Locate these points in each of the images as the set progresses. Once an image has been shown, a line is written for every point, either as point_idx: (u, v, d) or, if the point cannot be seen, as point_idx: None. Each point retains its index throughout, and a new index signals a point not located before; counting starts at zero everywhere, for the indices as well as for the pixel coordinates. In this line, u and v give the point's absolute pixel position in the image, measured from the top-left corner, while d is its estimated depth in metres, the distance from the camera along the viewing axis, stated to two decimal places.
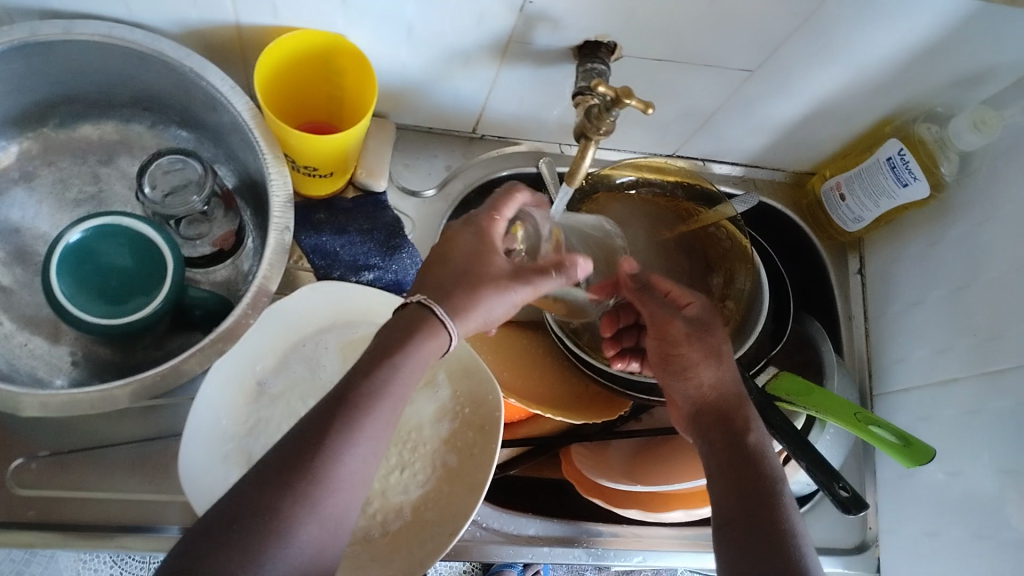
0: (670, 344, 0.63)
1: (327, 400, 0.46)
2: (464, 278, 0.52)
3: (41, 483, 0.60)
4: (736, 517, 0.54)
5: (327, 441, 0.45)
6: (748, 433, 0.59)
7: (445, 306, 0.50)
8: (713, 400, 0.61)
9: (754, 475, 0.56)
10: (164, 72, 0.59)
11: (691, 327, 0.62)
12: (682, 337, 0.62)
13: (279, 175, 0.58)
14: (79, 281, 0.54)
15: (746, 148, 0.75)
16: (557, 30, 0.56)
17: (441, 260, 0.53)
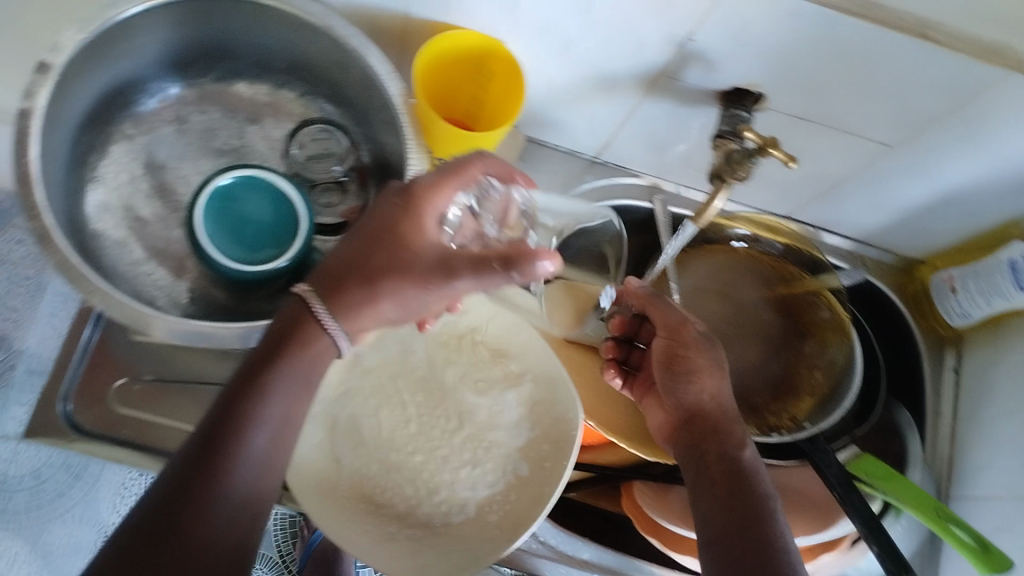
0: (680, 349, 0.65)
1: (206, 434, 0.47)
2: (365, 273, 0.51)
3: (138, 404, 0.63)
4: (728, 528, 0.55)
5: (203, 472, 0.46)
6: (741, 448, 0.61)
7: (314, 311, 0.51)
8: (711, 410, 0.63)
9: (745, 488, 0.57)
10: (327, 46, 0.61)
11: (701, 339, 0.66)
12: (693, 343, 0.65)
13: (419, 163, 0.61)
14: (219, 223, 0.58)
15: (862, 223, 0.75)
16: (709, 72, 0.57)
17: (363, 235, 0.52)
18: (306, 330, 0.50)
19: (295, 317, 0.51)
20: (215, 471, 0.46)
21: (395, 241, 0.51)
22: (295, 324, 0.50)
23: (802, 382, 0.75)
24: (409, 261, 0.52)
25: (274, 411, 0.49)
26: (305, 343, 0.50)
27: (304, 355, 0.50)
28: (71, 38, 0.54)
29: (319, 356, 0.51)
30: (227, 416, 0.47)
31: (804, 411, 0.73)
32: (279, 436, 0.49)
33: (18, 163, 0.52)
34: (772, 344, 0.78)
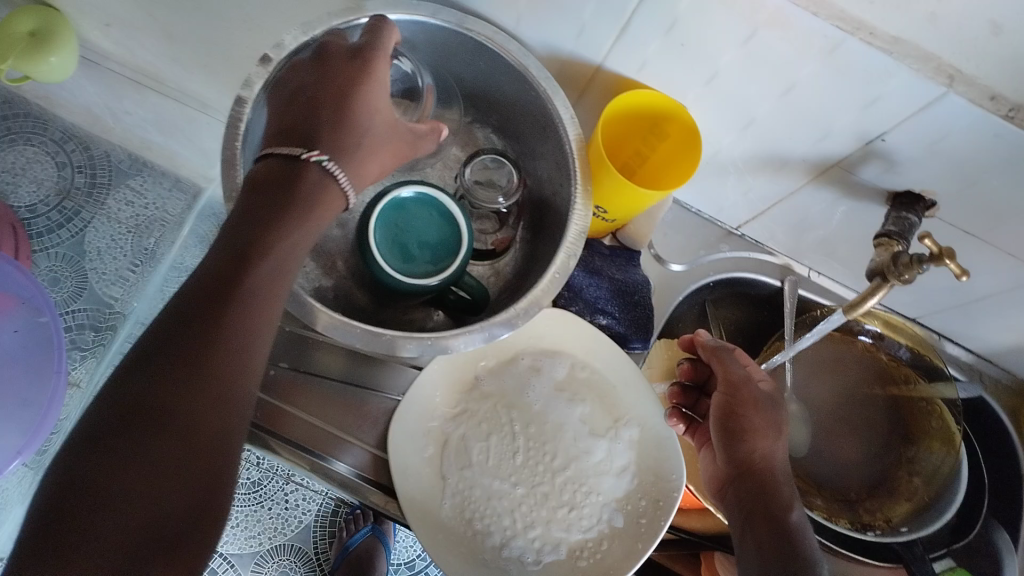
0: (737, 407, 0.64)
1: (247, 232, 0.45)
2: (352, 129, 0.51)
3: (272, 390, 0.66)
4: None
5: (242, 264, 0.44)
6: (788, 511, 0.61)
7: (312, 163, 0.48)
8: (761, 470, 0.62)
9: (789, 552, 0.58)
10: (515, 82, 0.64)
11: (762, 397, 0.64)
12: (753, 402, 0.64)
13: (584, 208, 0.62)
14: (388, 232, 0.60)
15: (990, 340, 0.75)
16: (887, 171, 0.58)
17: (313, 98, 0.51)
18: (297, 175, 0.47)
19: (284, 169, 0.48)
20: (199, 327, 0.42)
21: (352, 91, 0.51)
22: (287, 174, 0.47)
23: (899, 485, 0.75)
24: (352, 96, 0.51)
25: (270, 263, 0.45)
26: (308, 190, 0.47)
27: (320, 210, 0.47)
28: (295, 39, 0.58)
29: (326, 198, 0.48)
30: (224, 266, 0.44)
31: (900, 515, 0.74)
32: (267, 288, 0.45)
33: (228, 146, 0.55)
34: (875, 442, 0.77)
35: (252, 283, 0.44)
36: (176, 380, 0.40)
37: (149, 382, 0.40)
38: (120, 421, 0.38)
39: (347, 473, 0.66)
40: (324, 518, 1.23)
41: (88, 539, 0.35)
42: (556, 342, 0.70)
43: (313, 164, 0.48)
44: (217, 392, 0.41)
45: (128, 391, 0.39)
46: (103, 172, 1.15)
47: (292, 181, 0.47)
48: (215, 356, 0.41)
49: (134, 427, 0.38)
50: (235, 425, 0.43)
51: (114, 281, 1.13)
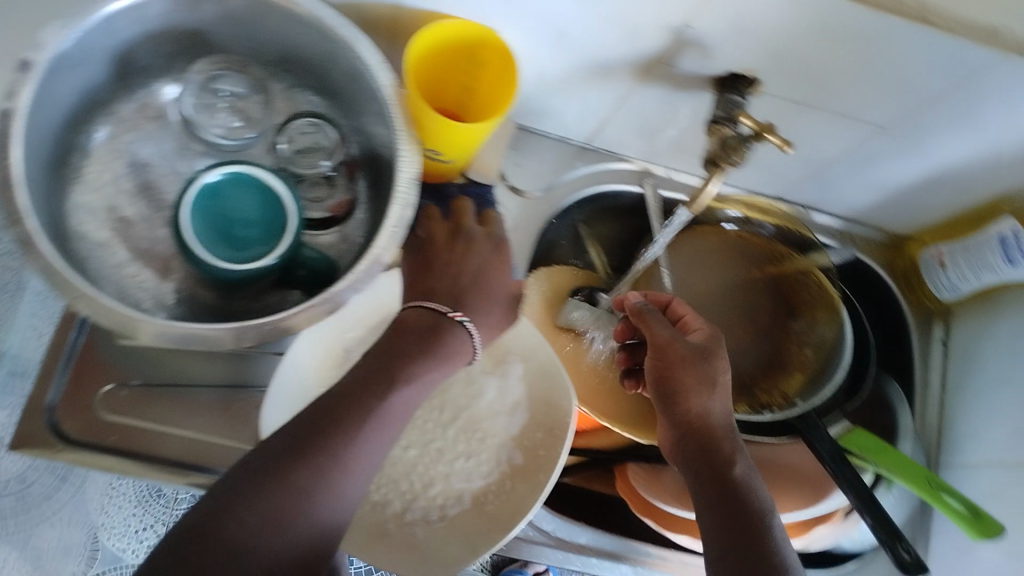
0: (667, 368, 0.62)
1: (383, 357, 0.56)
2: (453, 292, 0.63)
3: (127, 411, 0.62)
4: (732, 557, 0.55)
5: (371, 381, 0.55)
6: (732, 465, 0.59)
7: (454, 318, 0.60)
8: (701, 428, 0.61)
9: (740, 514, 0.57)
10: (313, 38, 0.60)
11: (691, 352, 0.63)
12: (681, 360, 0.62)
13: (410, 154, 0.59)
14: (208, 222, 0.57)
15: (852, 201, 0.75)
16: (704, 56, 0.57)
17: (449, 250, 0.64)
18: (450, 330, 0.59)
19: (433, 320, 0.60)
20: (372, 397, 0.54)
21: (487, 278, 0.64)
22: (456, 338, 0.59)
23: (792, 359, 0.76)
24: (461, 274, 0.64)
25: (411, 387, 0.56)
26: (447, 336, 0.59)
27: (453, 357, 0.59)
28: (53, 35, 0.53)
29: (460, 354, 0.59)
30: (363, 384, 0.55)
31: (795, 389, 0.74)
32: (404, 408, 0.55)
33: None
34: (762, 322, 0.79)
35: (417, 363, 0.56)
36: (304, 432, 0.52)
37: (341, 437, 0.52)
38: (265, 463, 0.50)
39: None
40: None
41: (223, 542, 0.47)
42: None
43: (456, 323, 0.60)
44: (332, 481, 0.51)
45: (296, 429, 0.52)
46: None
47: (438, 326, 0.59)
48: (370, 424, 0.53)
49: (301, 470, 0.50)
50: (342, 497, 0.52)
51: None
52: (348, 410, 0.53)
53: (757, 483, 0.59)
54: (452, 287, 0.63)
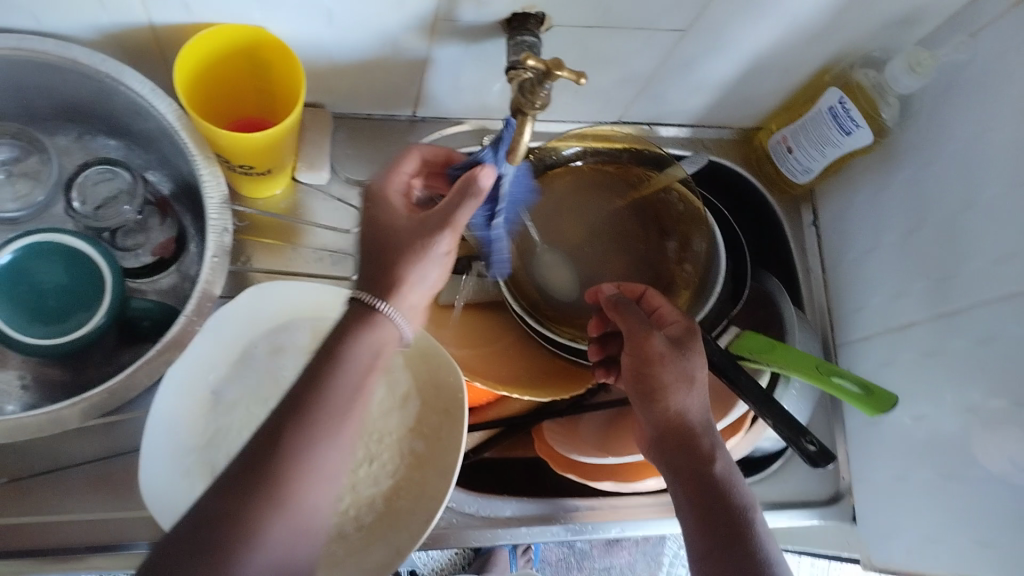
0: (645, 365, 0.59)
1: (328, 346, 0.50)
2: (386, 266, 0.52)
3: (1, 512, 0.59)
4: (707, 558, 0.55)
5: (320, 374, 0.49)
6: (711, 462, 0.57)
7: (375, 307, 0.50)
8: (681, 426, 0.58)
9: (719, 512, 0.56)
10: (77, 80, 0.56)
11: (668, 348, 0.59)
12: (660, 358, 0.58)
13: (213, 176, 0.57)
14: (17, 304, 0.54)
15: (690, 108, 0.74)
16: (481, 5, 0.55)
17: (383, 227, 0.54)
18: (372, 328, 0.50)
19: (359, 322, 0.50)
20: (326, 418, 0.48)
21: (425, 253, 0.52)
22: (376, 334, 0.50)
23: (676, 278, 0.76)
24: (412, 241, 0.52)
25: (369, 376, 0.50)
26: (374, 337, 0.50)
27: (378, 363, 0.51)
28: None
29: (387, 345, 0.51)
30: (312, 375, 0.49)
31: (684, 302, 0.74)
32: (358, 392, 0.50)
33: None
34: (638, 249, 0.78)
35: (365, 380, 0.50)
36: (251, 463, 0.47)
37: (292, 462, 0.47)
38: (215, 517, 0.45)
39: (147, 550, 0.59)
40: None
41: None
42: (278, 310, 0.65)
43: (382, 318, 0.51)
44: (292, 485, 0.47)
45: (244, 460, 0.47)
46: None
47: (361, 329, 0.50)
48: (319, 428, 0.48)
49: (257, 507, 0.46)
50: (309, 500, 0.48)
51: None
52: (297, 431, 0.47)
53: (737, 479, 0.58)
54: (384, 270, 0.51)
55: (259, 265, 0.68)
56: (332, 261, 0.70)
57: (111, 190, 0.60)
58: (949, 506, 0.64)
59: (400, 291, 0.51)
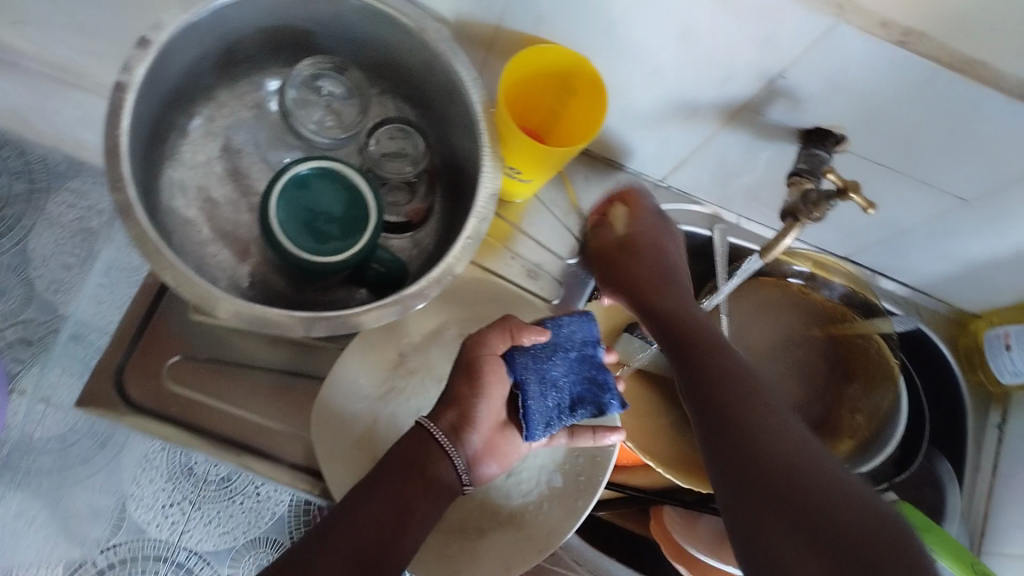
0: (640, 291, 0.67)
1: (402, 445, 0.59)
2: (449, 397, 0.61)
3: (191, 384, 0.63)
4: (714, 432, 0.53)
5: (396, 468, 0.57)
6: (710, 353, 0.59)
7: (426, 429, 0.59)
8: (691, 331, 0.61)
9: (720, 389, 0.55)
10: (414, 47, 0.61)
11: (649, 257, 0.69)
12: (629, 269, 0.69)
13: (494, 170, 0.61)
14: (294, 214, 0.58)
15: (921, 271, 0.74)
16: (794, 109, 0.57)
17: (461, 372, 0.60)
18: (424, 449, 0.59)
19: (416, 434, 0.60)
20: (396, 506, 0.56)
21: (478, 380, 0.60)
22: (423, 452, 0.59)
23: (842, 423, 0.76)
24: (457, 388, 0.60)
25: (436, 478, 0.58)
26: (419, 452, 0.59)
27: (437, 465, 0.59)
28: (174, 18, 0.55)
29: (433, 461, 0.59)
30: (387, 468, 0.57)
31: (844, 451, 0.74)
32: (419, 486, 0.57)
33: (109, 135, 0.53)
34: (816, 381, 0.77)
35: (424, 487, 0.58)
36: (338, 516, 0.55)
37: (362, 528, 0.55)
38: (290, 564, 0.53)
39: (289, 467, 0.63)
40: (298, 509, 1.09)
41: None
42: (486, 308, 0.68)
43: (427, 431, 0.59)
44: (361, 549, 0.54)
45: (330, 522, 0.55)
46: (41, 177, 1.11)
47: (413, 447, 0.59)
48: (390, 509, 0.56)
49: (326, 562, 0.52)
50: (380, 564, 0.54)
51: (58, 286, 1.09)
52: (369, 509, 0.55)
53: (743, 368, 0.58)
54: (455, 398, 0.60)
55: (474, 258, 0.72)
56: (537, 278, 0.73)
57: (400, 149, 0.67)
58: None
59: (443, 411, 0.60)
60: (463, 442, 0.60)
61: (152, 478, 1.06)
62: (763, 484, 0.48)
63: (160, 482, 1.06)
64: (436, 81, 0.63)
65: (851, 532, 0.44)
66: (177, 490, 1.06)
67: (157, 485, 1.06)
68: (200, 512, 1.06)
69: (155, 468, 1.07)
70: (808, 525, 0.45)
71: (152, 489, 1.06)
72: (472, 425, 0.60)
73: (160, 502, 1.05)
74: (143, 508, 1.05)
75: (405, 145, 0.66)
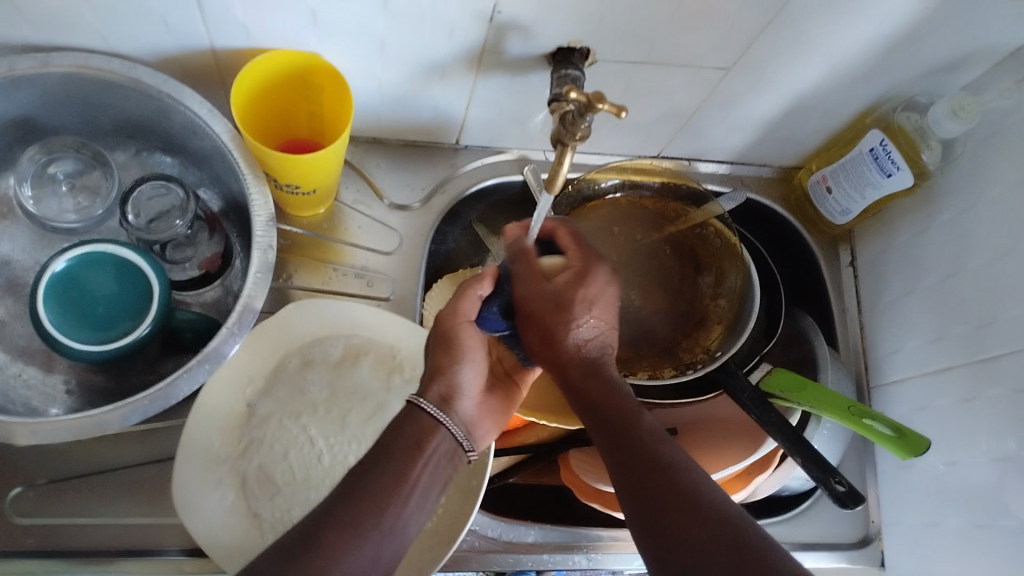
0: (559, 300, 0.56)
1: (365, 464, 0.52)
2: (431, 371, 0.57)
3: (38, 511, 0.60)
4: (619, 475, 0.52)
5: (367, 489, 0.50)
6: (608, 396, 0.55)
7: (415, 404, 0.55)
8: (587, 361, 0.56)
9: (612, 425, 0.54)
10: (141, 100, 0.59)
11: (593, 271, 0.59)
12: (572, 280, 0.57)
13: (262, 196, 0.59)
14: (68, 310, 0.56)
15: (730, 144, 0.75)
16: (528, 38, 0.56)
17: (442, 338, 0.58)
18: (393, 454, 0.52)
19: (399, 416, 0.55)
20: (387, 495, 0.51)
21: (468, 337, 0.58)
22: (417, 427, 0.54)
23: (709, 313, 0.75)
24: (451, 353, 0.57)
25: (411, 492, 0.52)
26: (413, 432, 0.54)
27: (411, 472, 0.52)
28: None
29: (430, 433, 0.54)
30: (350, 485, 0.51)
31: (717, 341, 0.73)
32: (387, 499, 0.51)
33: None
34: (674, 284, 0.76)
35: (415, 467, 0.52)
36: (300, 540, 0.48)
37: (330, 552, 0.47)
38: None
39: (177, 555, 0.60)
40: None
41: None
42: (325, 324, 0.67)
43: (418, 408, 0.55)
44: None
45: (296, 533, 0.48)
46: None
47: (407, 424, 0.54)
48: (356, 534, 0.48)
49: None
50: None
51: None
52: (335, 531, 0.48)
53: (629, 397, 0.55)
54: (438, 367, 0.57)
55: (300, 282, 0.69)
56: (370, 282, 0.71)
57: (165, 206, 0.63)
58: (980, 558, 0.63)
59: (428, 384, 0.57)
60: (454, 409, 0.57)
61: None
62: (679, 525, 0.49)
63: None
64: (177, 123, 0.60)
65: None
66: None
67: None
68: None
69: None
70: (735, 559, 0.47)
71: None
72: (459, 392, 0.57)
73: None
74: None
75: (168, 201, 0.63)
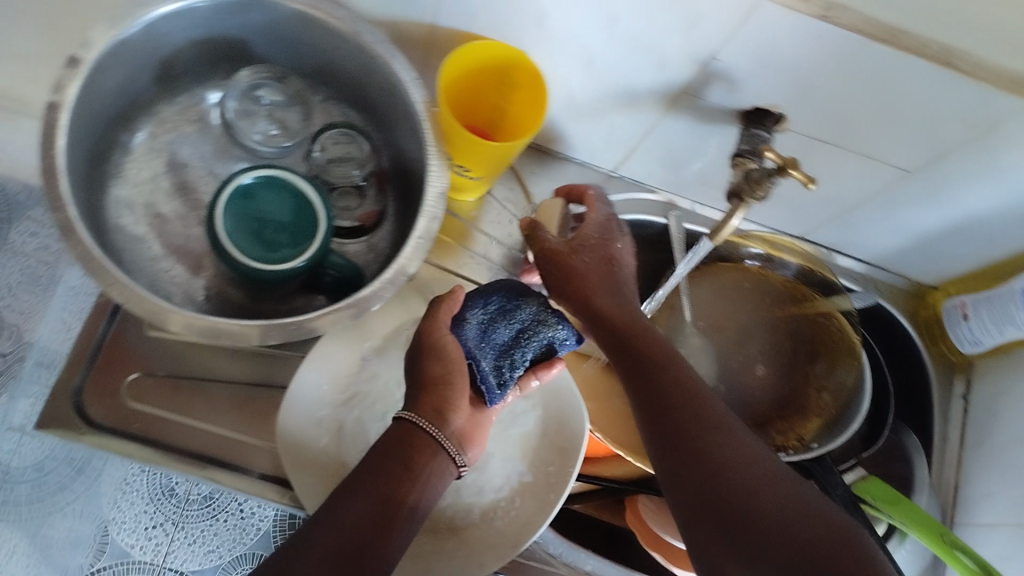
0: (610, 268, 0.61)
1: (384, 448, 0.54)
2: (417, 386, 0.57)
3: (147, 399, 0.63)
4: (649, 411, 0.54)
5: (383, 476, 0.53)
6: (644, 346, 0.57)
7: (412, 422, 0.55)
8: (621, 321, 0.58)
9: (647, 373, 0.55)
10: (352, 51, 0.62)
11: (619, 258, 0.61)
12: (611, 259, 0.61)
13: (440, 168, 0.61)
14: (243, 224, 0.59)
15: (877, 245, 0.75)
16: (730, 90, 0.58)
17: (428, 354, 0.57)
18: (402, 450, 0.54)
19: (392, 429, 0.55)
20: (396, 483, 0.53)
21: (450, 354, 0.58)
22: (409, 443, 0.55)
23: (810, 402, 0.75)
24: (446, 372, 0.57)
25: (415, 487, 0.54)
26: (404, 441, 0.55)
27: (417, 468, 0.54)
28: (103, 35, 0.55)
29: (427, 448, 0.55)
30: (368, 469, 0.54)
31: (811, 432, 0.73)
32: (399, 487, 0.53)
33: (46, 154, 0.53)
34: (778, 361, 0.78)
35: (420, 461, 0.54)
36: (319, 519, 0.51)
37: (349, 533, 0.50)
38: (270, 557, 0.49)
39: (259, 479, 0.62)
40: (283, 523, 1.06)
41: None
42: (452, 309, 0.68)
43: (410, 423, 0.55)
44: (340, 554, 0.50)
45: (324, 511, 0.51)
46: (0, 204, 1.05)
47: (401, 435, 0.55)
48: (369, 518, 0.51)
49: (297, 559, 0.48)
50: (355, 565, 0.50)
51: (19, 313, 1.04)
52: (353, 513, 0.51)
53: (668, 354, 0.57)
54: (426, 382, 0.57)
55: (435, 259, 0.71)
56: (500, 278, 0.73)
57: (348, 153, 0.67)
58: None
59: (422, 399, 0.56)
60: (448, 424, 0.57)
61: (133, 501, 1.04)
62: (700, 448, 0.51)
63: (141, 505, 1.04)
64: (376, 83, 0.64)
65: (809, 510, 0.47)
66: (159, 510, 1.04)
67: (138, 507, 1.04)
68: (185, 532, 1.04)
69: (136, 491, 1.04)
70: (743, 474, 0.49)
71: (133, 511, 1.04)
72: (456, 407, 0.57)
73: (144, 525, 1.03)
74: (126, 533, 1.03)
75: (351, 151, 0.67)
